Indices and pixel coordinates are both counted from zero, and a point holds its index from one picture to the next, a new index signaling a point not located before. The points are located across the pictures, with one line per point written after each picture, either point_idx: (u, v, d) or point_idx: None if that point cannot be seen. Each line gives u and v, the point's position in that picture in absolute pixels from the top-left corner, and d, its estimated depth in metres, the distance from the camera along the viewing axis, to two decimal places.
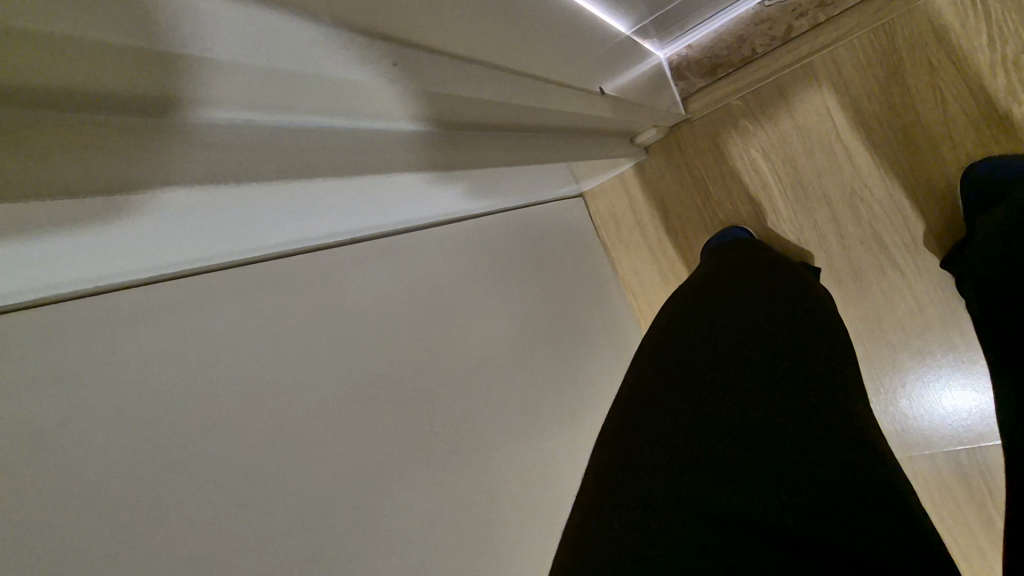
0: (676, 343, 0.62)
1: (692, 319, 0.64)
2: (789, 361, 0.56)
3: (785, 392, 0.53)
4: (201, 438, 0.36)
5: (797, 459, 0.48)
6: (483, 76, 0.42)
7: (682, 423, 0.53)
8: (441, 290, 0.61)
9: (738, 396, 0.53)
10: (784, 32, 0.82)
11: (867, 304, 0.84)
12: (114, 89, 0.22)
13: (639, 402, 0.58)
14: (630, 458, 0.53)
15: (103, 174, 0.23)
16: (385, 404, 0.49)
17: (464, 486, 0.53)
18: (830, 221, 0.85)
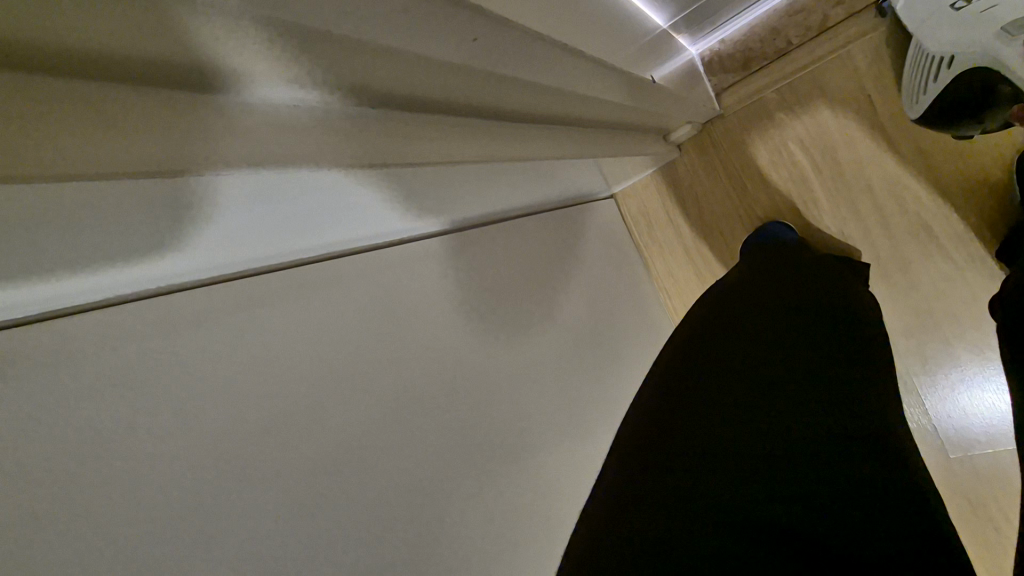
0: (707, 329, 0.60)
1: (726, 312, 0.60)
2: (825, 352, 0.54)
3: (814, 382, 0.51)
4: (254, 441, 0.35)
5: (834, 452, 0.46)
6: (548, 60, 0.41)
7: (707, 408, 0.51)
8: (484, 290, 0.60)
9: (769, 386, 0.51)
10: (819, 21, 0.80)
11: (917, 296, 0.81)
12: (160, 61, 0.20)
13: (668, 398, 0.55)
14: (653, 446, 0.51)
15: (144, 151, 0.21)
16: (431, 405, 0.48)
17: (504, 487, 0.52)
18: (875, 211, 0.82)
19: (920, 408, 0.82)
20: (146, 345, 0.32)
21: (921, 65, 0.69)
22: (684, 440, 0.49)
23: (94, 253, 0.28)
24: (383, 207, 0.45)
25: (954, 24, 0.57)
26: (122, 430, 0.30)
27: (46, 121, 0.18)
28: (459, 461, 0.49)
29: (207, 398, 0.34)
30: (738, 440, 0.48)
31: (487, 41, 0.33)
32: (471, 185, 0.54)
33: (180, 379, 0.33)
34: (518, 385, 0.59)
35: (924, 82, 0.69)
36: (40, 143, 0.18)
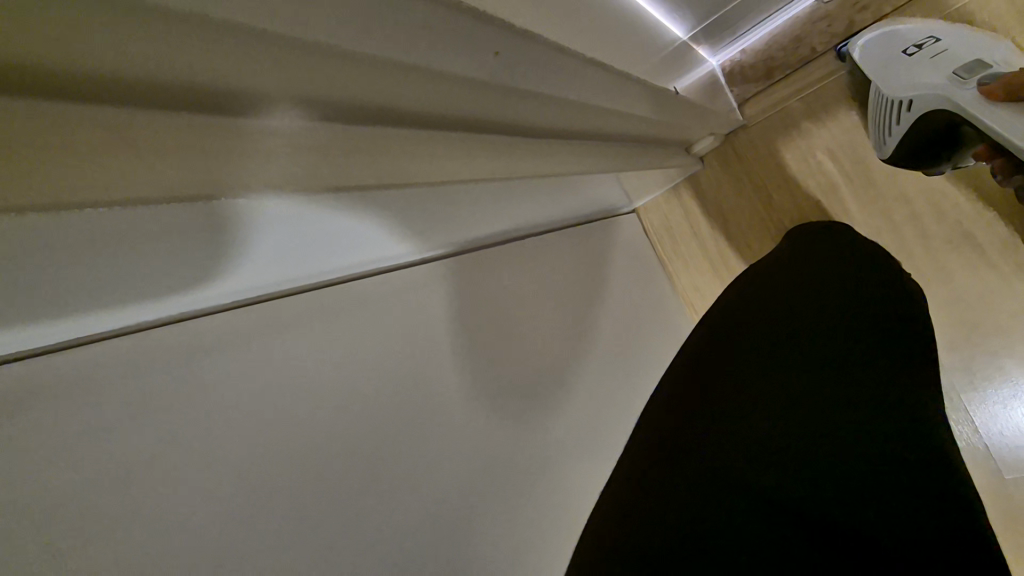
0: (742, 311, 0.52)
1: (769, 288, 0.53)
2: (888, 326, 0.44)
3: (877, 356, 0.42)
4: (286, 471, 0.34)
5: (891, 432, 0.36)
6: (575, 74, 0.41)
7: (742, 392, 0.42)
8: (508, 309, 0.58)
9: (823, 366, 0.42)
10: (846, 27, 0.77)
11: (962, 307, 0.77)
12: (203, 85, 0.20)
13: (698, 376, 0.47)
14: (675, 438, 0.42)
15: (171, 176, 0.21)
16: (457, 430, 0.47)
17: (527, 515, 0.50)
18: (911, 220, 0.79)
19: (972, 427, 0.77)
20: (181, 369, 0.31)
21: (878, 111, 0.70)
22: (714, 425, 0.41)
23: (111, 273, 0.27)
24: (394, 225, 0.45)
25: (904, 66, 0.66)
26: (155, 460, 0.28)
27: (83, 140, 0.18)
28: (483, 488, 0.47)
29: (240, 425, 0.32)
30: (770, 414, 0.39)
31: (515, 53, 0.33)
32: (489, 197, 0.55)
33: (214, 405, 0.31)
34: (543, 408, 0.57)
35: (885, 129, 0.69)
36: (72, 163, 0.18)
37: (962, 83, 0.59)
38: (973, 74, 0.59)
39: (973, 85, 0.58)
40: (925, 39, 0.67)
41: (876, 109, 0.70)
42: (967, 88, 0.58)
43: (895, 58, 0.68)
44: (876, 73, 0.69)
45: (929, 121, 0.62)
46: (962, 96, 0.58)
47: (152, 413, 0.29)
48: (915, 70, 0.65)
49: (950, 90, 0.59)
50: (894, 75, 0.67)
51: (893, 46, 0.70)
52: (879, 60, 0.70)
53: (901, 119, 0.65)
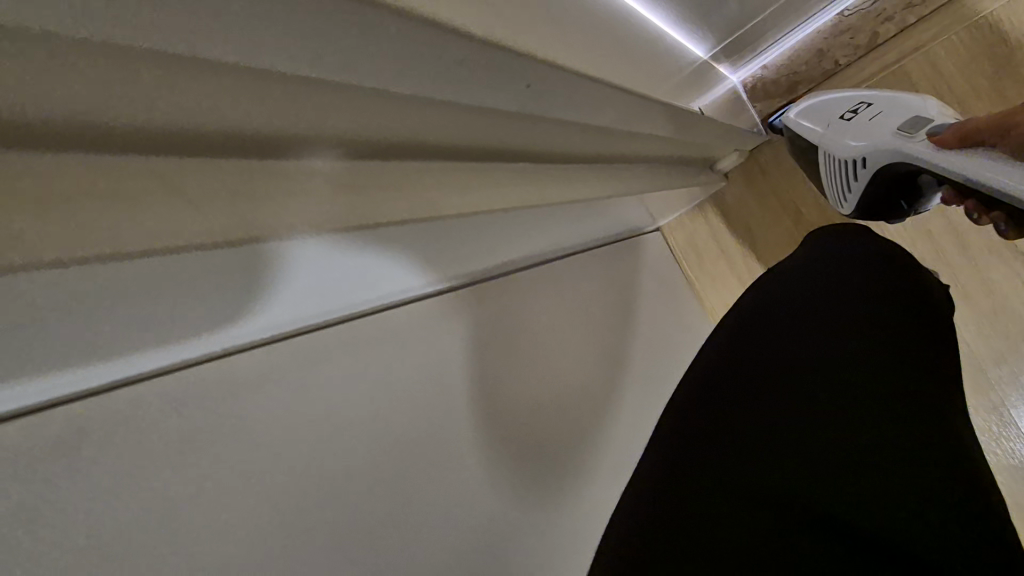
0: (775, 307, 0.49)
1: (804, 277, 0.50)
2: (929, 335, 0.44)
3: (922, 368, 0.42)
4: (323, 503, 0.34)
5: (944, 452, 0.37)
6: (605, 99, 0.41)
7: (787, 396, 0.42)
8: (537, 332, 0.58)
9: (873, 379, 0.41)
10: (869, 39, 0.77)
11: (1006, 319, 0.75)
12: (232, 134, 0.26)
13: (730, 382, 0.45)
14: (711, 437, 0.42)
15: (233, 216, 0.28)
16: (489, 459, 0.46)
17: (554, 544, 0.50)
18: (948, 230, 0.77)
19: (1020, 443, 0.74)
20: (221, 409, 0.30)
21: (832, 171, 0.68)
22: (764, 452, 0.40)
23: (166, 306, 0.27)
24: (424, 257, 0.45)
25: (845, 130, 0.65)
26: (197, 504, 0.28)
27: (158, 189, 0.25)
28: (513, 516, 0.47)
29: (280, 461, 0.32)
30: (824, 436, 0.39)
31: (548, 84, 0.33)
32: (514, 220, 0.55)
33: (253, 445, 0.31)
34: (570, 432, 0.57)
35: (843, 188, 0.68)
36: (150, 205, 0.25)
37: (909, 139, 0.58)
38: (916, 130, 0.58)
39: (922, 138, 0.57)
40: (859, 104, 0.67)
41: (831, 172, 0.69)
42: (919, 142, 0.56)
43: (834, 125, 0.67)
44: (823, 141, 0.68)
45: (883, 174, 0.61)
46: (915, 148, 0.56)
47: (192, 456, 0.28)
48: (856, 133, 0.63)
49: (902, 146, 0.57)
50: (836, 140, 0.66)
51: (830, 111, 0.69)
52: (821, 127, 0.69)
53: (858, 176, 0.64)
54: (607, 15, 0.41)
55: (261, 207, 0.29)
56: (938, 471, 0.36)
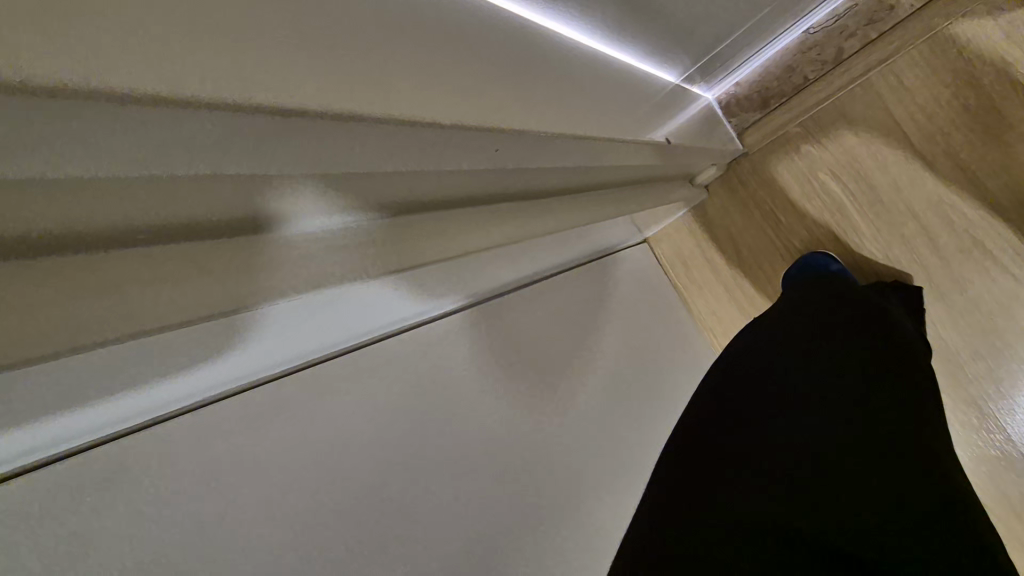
0: (751, 365, 0.63)
1: (776, 339, 0.63)
2: (881, 375, 0.54)
3: (874, 404, 0.52)
4: (333, 522, 0.38)
5: (883, 468, 0.47)
6: (572, 144, 0.45)
7: (755, 433, 0.55)
8: (529, 350, 0.62)
9: (827, 417, 0.52)
10: (835, 54, 0.81)
11: (979, 317, 0.78)
12: (210, 217, 0.23)
13: (712, 426, 0.59)
14: (696, 465, 0.55)
15: (219, 292, 0.26)
16: (492, 473, 0.50)
17: (558, 547, 0.54)
18: (921, 234, 0.80)
19: (1001, 434, 0.77)
20: (229, 446, 0.34)
21: None
22: (735, 475, 0.51)
23: (192, 359, 0.31)
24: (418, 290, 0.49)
25: None
26: (212, 531, 0.32)
27: (133, 283, 0.22)
28: (518, 524, 0.50)
29: (291, 486, 0.36)
30: (786, 462, 0.50)
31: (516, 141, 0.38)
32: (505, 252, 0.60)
33: (261, 474, 0.35)
34: (568, 444, 0.60)
35: None
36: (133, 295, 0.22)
37: None
38: None
39: None
40: None
41: None
42: None
43: None
44: None
45: None
46: None
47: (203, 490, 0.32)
48: None
49: None
50: None
51: None
52: None
53: None
54: (571, 60, 0.44)
55: (245, 281, 0.27)
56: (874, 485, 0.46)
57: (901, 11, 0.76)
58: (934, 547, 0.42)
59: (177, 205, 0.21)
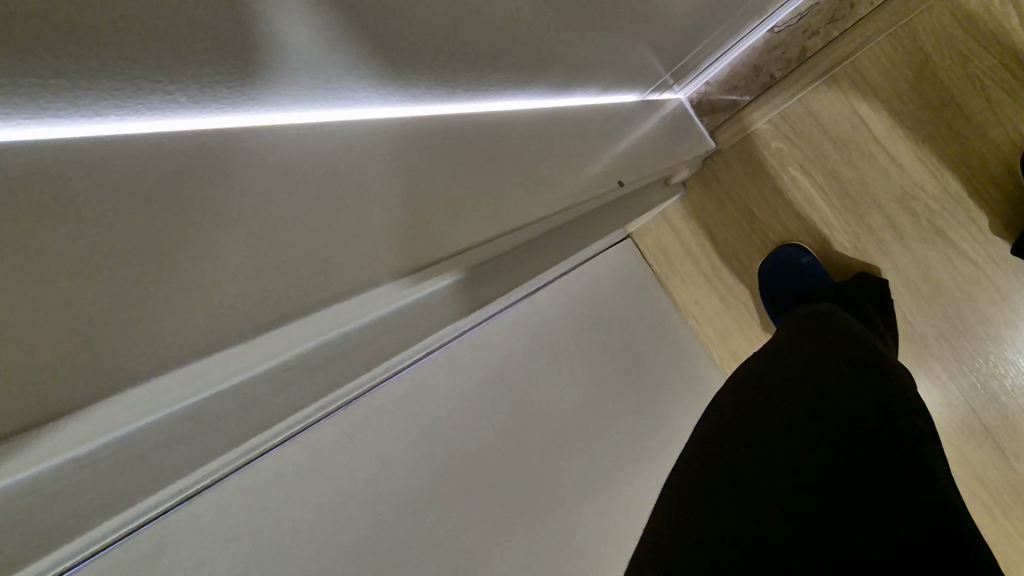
0: (749, 393, 0.70)
1: (769, 374, 0.70)
2: (861, 395, 0.61)
3: (859, 426, 0.57)
4: (344, 556, 0.42)
5: (864, 482, 0.52)
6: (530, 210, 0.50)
7: (748, 455, 0.61)
8: (513, 371, 0.66)
9: (814, 439, 0.58)
10: (799, 53, 0.85)
11: (943, 301, 0.82)
12: (182, 394, 0.25)
13: (708, 451, 0.66)
14: (693, 489, 0.62)
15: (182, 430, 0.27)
16: (484, 494, 0.55)
17: (547, 550, 0.59)
18: (886, 223, 0.83)
19: (968, 409, 0.82)
20: (254, 508, 0.38)
21: None
22: (727, 490, 0.58)
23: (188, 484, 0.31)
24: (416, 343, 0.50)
25: None
26: None
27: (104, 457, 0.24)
28: (510, 537, 0.55)
29: (301, 535, 0.40)
30: (774, 481, 0.56)
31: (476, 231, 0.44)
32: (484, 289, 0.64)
33: (278, 528, 0.39)
34: (556, 454, 0.65)
35: None
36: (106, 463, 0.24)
37: None
38: None
39: None
40: None
41: None
42: None
43: None
44: None
45: None
46: None
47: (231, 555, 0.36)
48: None
49: None
50: None
51: None
52: None
53: None
54: (522, 130, 0.49)
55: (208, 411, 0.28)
56: (851, 494, 0.52)
57: (861, 9, 0.80)
58: (915, 547, 0.47)
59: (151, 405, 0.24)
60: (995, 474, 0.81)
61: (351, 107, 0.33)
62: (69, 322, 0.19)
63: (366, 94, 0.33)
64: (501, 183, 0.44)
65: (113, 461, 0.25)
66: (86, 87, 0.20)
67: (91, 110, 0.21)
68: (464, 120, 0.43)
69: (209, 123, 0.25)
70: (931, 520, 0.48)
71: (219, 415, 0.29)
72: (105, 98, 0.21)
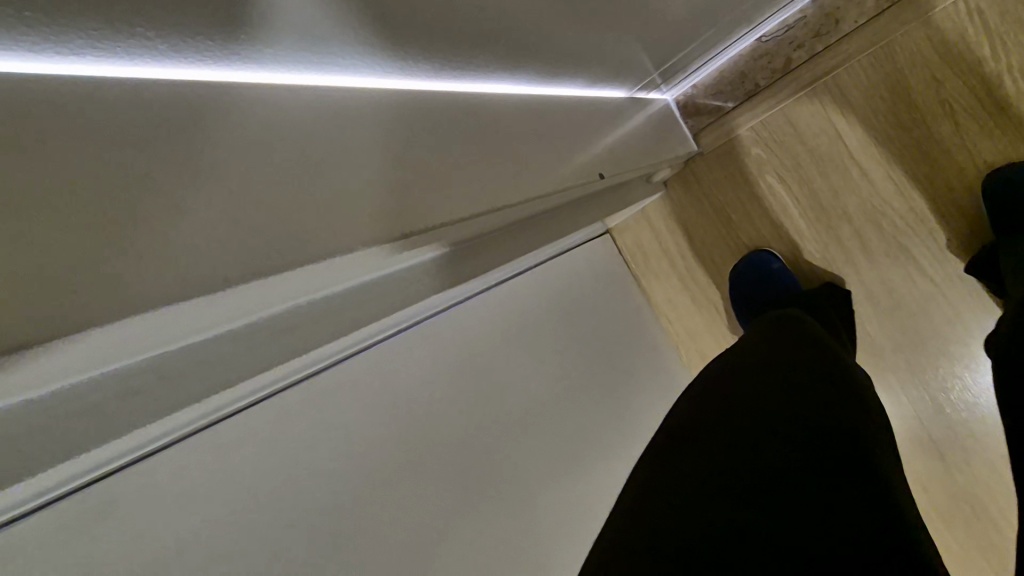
0: (714, 391, 0.72)
1: (734, 373, 0.73)
2: (820, 398, 0.63)
3: (816, 428, 0.60)
4: (304, 525, 0.43)
5: (818, 481, 0.55)
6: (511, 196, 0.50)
7: (708, 450, 0.63)
8: (483, 354, 0.67)
9: (772, 439, 0.60)
10: (783, 63, 0.87)
11: (901, 315, 0.85)
12: (158, 345, 0.26)
13: (670, 444, 0.68)
14: (653, 479, 0.64)
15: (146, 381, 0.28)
16: (447, 472, 0.56)
17: (504, 531, 0.60)
18: (853, 236, 0.87)
19: (916, 419, 0.86)
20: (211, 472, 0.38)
21: None
22: (686, 483, 0.60)
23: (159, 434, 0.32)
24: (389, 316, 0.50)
25: None
26: (194, 548, 0.36)
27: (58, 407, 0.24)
28: (468, 517, 0.56)
29: (260, 503, 0.40)
30: (732, 477, 0.58)
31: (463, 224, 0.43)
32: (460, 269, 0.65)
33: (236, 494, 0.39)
34: (519, 439, 0.66)
35: None
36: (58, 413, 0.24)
37: None
38: None
39: None
40: None
41: None
42: None
43: None
44: None
45: None
46: None
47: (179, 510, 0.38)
48: None
49: None
50: None
51: None
52: None
53: None
54: (506, 114, 0.50)
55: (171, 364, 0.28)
56: (804, 492, 0.54)
57: (846, 26, 0.82)
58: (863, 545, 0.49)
59: (124, 350, 0.25)
60: (935, 483, 0.85)
61: (335, 74, 0.33)
62: (40, 261, 0.20)
63: (350, 61, 0.33)
64: (482, 165, 0.44)
65: (69, 411, 0.25)
66: (60, 26, 0.20)
67: (68, 49, 0.20)
68: (450, 98, 0.43)
69: (194, 74, 0.25)
70: (879, 520, 0.51)
71: (181, 373, 0.29)
72: (82, 37, 0.21)
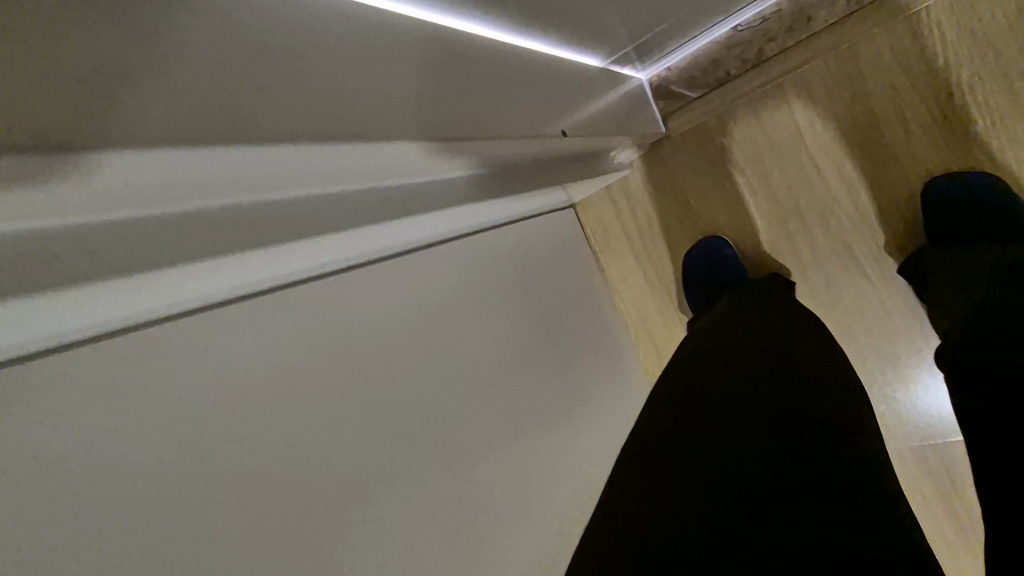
0: (690, 368, 0.68)
1: (710, 351, 0.69)
2: (807, 393, 0.61)
3: (806, 428, 0.58)
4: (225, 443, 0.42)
5: (810, 490, 0.54)
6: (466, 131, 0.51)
7: (692, 445, 0.59)
8: (434, 304, 0.67)
9: (761, 439, 0.57)
10: (755, 55, 0.89)
11: (838, 311, 0.90)
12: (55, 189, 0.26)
13: (649, 432, 0.64)
14: (636, 476, 0.60)
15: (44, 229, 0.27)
16: (384, 412, 0.56)
17: (442, 479, 0.60)
18: (802, 230, 0.90)
19: None
20: None
21: None
22: (672, 484, 0.57)
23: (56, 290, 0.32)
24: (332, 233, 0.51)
25: None
26: None
27: None
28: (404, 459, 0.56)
29: None
30: (723, 483, 0.55)
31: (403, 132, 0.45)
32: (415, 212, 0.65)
33: None
34: (465, 391, 0.66)
35: None
36: None
37: None
38: None
39: None
40: None
41: None
42: None
43: None
44: None
45: None
46: None
47: (95, 409, 0.38)
48: None
49: None
50: None
51: None
52: None
53: None
54: None
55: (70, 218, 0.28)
56: (797, 503, 0.53)
57: (816, 24, 0.84)
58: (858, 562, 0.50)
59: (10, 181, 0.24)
60: None
61: None
62: None
63: None
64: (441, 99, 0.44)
65: None
66: None
67: None
68: None
69: None
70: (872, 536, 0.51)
71: None
72: None
